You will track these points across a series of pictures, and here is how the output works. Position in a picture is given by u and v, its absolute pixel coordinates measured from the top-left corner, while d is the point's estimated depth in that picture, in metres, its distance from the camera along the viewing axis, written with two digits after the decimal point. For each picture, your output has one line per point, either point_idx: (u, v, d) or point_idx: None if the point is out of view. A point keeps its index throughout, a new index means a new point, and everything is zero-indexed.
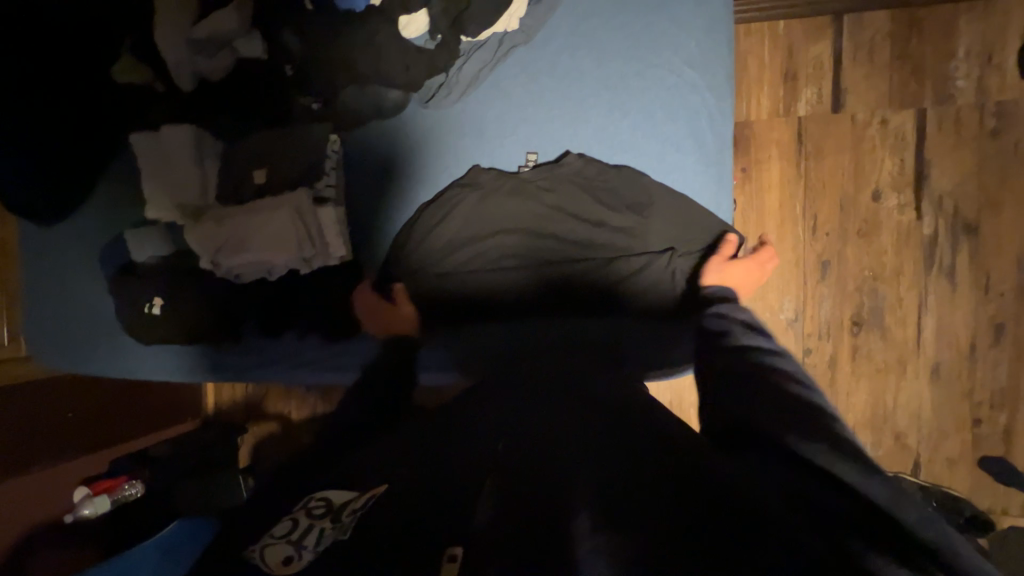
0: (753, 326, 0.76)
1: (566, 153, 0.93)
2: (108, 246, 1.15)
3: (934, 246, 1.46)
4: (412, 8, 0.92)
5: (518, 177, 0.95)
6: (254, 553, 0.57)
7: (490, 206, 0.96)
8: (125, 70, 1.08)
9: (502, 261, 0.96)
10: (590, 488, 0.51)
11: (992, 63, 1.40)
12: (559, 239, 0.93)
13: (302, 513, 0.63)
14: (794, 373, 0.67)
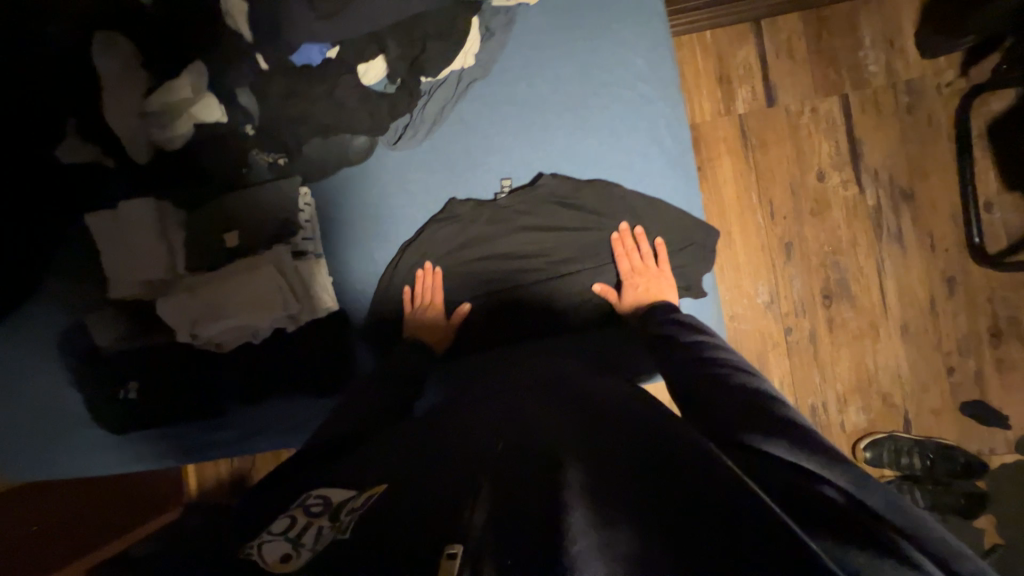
0: (693, 332, 0.78)
1: (539, 175, 0.96)
2: (65, 338, 1.07)
3: (879, 215, 1.57)
4: (369, 56, 0.93)
5: (495, 204, 0.96)
6: (252, 551, 0.55)
7: (473, 235, 0.97)
8: (70, 150, 1.03)
9: (492, 288, 0.97)
10: (580, 482, 0.49)
11: (894, 48, 1.57)
12: (544, 259, 0.94)
13: (299, 512, 0.60)
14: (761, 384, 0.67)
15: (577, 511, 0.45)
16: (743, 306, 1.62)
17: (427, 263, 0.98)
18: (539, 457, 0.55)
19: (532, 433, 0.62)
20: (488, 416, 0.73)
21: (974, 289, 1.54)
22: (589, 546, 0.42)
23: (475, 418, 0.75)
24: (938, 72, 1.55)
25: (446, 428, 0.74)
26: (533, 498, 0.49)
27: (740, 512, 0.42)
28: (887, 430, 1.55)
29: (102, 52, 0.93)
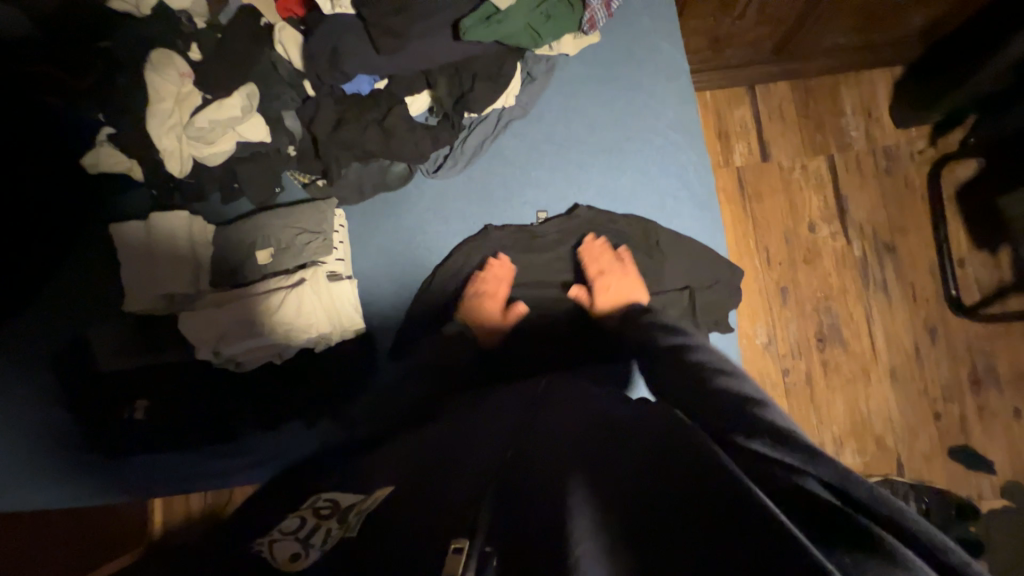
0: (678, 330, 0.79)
1: (575, 207, 1.00)
2: (65, 353, 1.01)
3: (866, 265, 1.69)
4: (416, 89, 0.99)
5: (532, 232, 1.00)
6: (262, 547, 0.64)
7: (508, 263, 0.99)
8: (100, 159, 1.00)
9: (524, 314, 0.99)
10: (589, 488, 0.49)
11: (872, 117, 1.75)
12: (575, 288, 0.99)
13: (309, 513, 0.72)
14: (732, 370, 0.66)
15: (581, 513, 0.45)
16: (742, 347, 1.68)
17: (495, 253, 1.00)
18: (552, 462, 0.55)
19: (540, 442, 0.62)
20: (492, 429, 0.73)
21: (953, 338, 1.64)
22: (594, 548, 0.42)
23: (479, 430, 0.74)
24: (911, 141, 1.72)
25: (449, 444, 0.73)
26: (538, 508, 0.49)
27: (731, 500, 0.42)
28: (882, 473, 1.59)
29: (156, 69, 0.94)
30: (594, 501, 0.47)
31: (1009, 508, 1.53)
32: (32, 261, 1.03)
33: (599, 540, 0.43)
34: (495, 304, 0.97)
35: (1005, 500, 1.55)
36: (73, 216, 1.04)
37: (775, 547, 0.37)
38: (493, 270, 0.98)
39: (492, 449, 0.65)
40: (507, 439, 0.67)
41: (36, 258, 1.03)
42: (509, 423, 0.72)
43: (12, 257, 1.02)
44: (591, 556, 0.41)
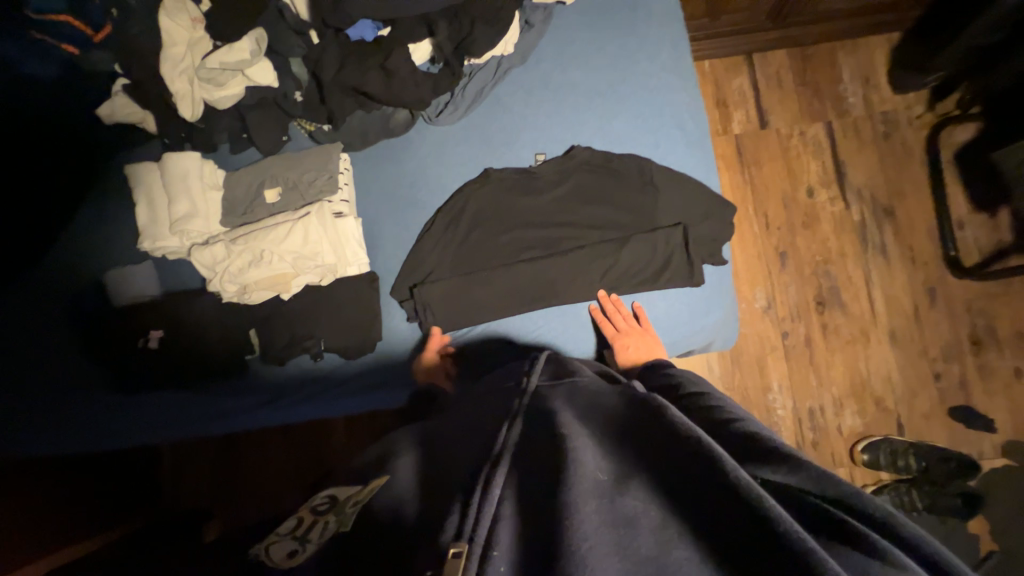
0: (690, 381, 0.77)
1: (571, 148, 1.04)
2: (83, 295, 1.05)
3: (864, 229, 1.70)
4: (417, 37, 1.03)
5: (531, 175, 1.03)
6: (259, 551, 0.63)
7: (507, 205, 1.03)
8: (116, 108, 1.04)
9: (521, 253, 1.02)
10: (598, 476, 0.53)
11: (870, 83, 1.76)
12: (575, 228, 1.01)
13: (306, 512, 0.71)
14: (734, 409, 0.67)
15: (587, 509, 0.49)
16: (741, 311, 1.69)
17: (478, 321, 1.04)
18: (550, 448, 0.58)
19: (542, 421, 0.65)
20: (488, 410, 0.75)
21: (953, 299, 1.65)
22: (601, 545, 0.46)
23: (477, 416, 0.76)
24: (909, 107, 1.74)
25: (454, 429, 0.76)
26: (543, 500, 0.53)
27: (740, 506, 0.45)
28: (883, 434, 1.59)
29: (170, 14, 0.98)
30: (597, 495, 0.51)
31: (1010, 467, 1.53)
32: (52, 206, 1.08)
33: (604, 536, 0.47)
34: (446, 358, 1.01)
35: (1007, 459, 1.55)
36: (89, 165, 1.09)
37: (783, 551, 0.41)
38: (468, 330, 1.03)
39: (491, 431, 0.67)
40: (504, 416, 0.69)
41: (56, 204, 1.08)
42: (506, 403, 0.74)
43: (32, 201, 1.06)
44: (597, 553, 0.45)
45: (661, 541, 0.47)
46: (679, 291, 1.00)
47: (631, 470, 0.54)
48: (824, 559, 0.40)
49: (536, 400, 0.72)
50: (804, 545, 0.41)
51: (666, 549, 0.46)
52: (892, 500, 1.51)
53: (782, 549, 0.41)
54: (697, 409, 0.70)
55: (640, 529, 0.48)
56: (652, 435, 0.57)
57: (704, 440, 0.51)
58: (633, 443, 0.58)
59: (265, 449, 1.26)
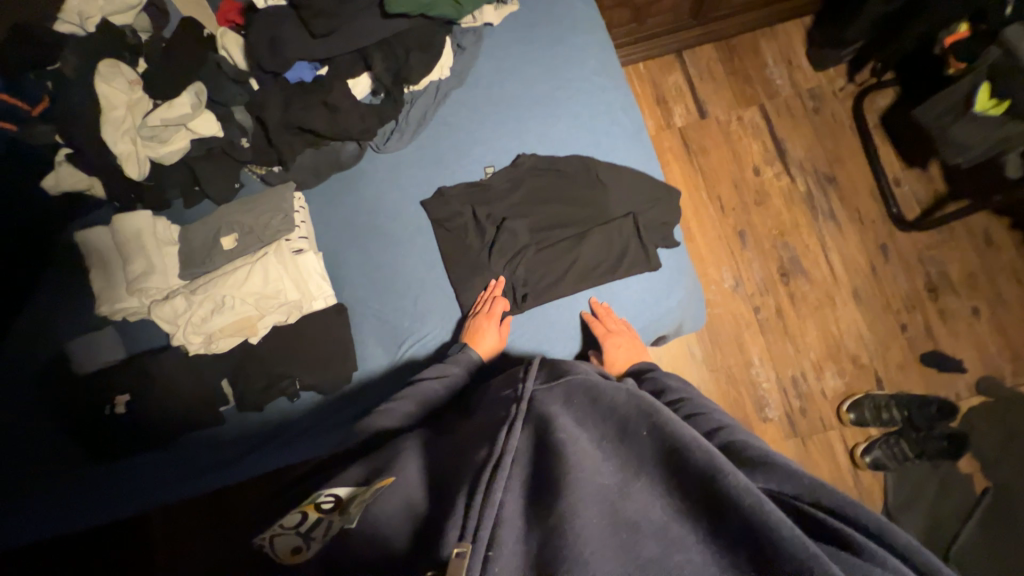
0: (677, 389, 0.81)
1: (519, 156, 1.08)
2: (44, 371, 1.02)
3: (812, 199, 1.79)
4: (356, 73, 1.06)
5: (483, 187, 1.06)
6: (264, 541, 0.65)
7: (465, 219, 1.05)
8: (62, 178, 1.04)
9: (489, 261, 1.04)
10: (601, 483, 0.53)
11: (793, 65, 1.88)
12: (534, 229, 1.05)
13: (311, 506, 0.64)
14: (725, 421, 0.73)
15: (587, 515, 0.50)
16: (711, 293, 1.74)
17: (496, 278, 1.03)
18: (550, 453, 0.56)
19: (538, 422, 0.61)
20: (488, 414, 0.69)
21: (904, 252, 1.74)
22: (602, 550, 0.48)
23: (475, 420, 0.71)
24: (832, 81, 1.86)
25: (451, 440, 0.69)
26: (545, 505, 0.52)
27: (749, 513, 0.46)
28: (864, 390, 1.63)
29: (106, 80, 0.99)
30: (599, 500, 0.52)
31: (986, 403, 1.59)
32: None
33: (607, 542, 0.49)
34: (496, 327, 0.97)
35: (982, 396, 1.61)
36: (28, 237, 1.05)
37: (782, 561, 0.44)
38: (492, 290, 1.01)
39: (484, 438, 0.62)
40: (497, 422, 0.64)
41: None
42: (500, 412, 0.67)
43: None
44: (597, 554, 0.48)
45: (663, 546, 0.49)
46: (640, 276, 1.03)
47: (634, 474, 0.55)
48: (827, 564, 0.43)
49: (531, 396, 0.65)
50: (806, 550, 0.44)
51: (669, 552, 0.49)
52: (885, 454, 1.54)
53: (787, 556, 0.44)
54: (692, 419, 0.74)
55: (641, 533, 0.50)
56: (653, 436, 0.56)
57: (710, 448, 0.52)
58: (635, 446, 0.57)
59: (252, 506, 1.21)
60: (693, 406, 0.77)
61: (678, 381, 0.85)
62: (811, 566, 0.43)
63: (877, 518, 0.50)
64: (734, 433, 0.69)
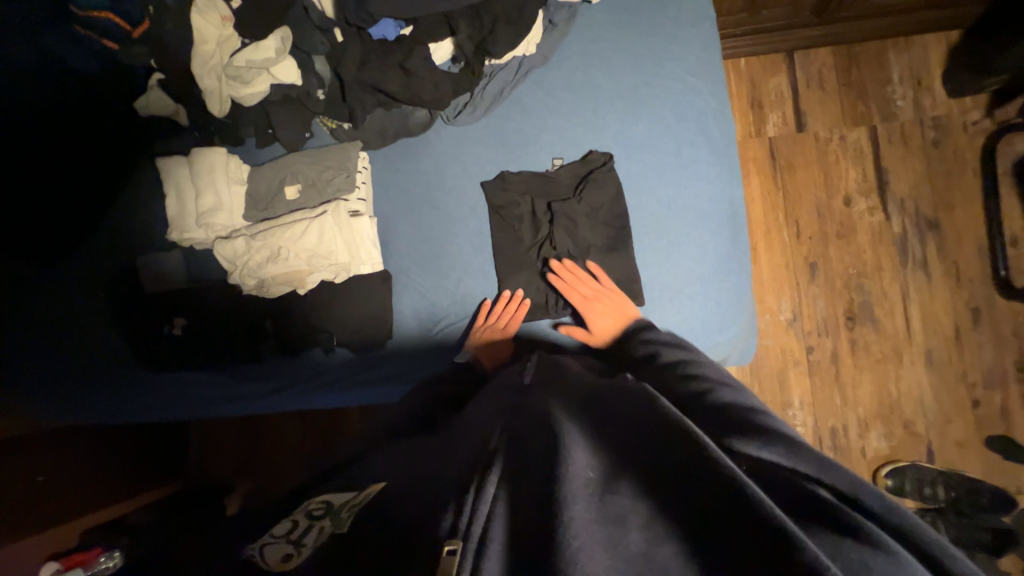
0: (675, 343, 0.84)
1: (590, 152, 1.03)
2: (116, 278, 1.11)
3: (905, 242, 1.59)
4: (439, 36, 1.02)
5: (547, 179, 1.03)
6: (254, 551, 0.59)
7: (524, 209, 1.03)
8: (152, 102, 1.08)
9: (537, 257, 1.03)
10: (587, 474, 0.48)
11: (922, 86, 1.63)
12: (589, 235, 1.02)
13: (301, 516, 0.66)
14: (714, 375, 0.74)
15: (576, 506, 0.44)
16: (764, 323, 1.61)
17: (511, 290, 1.01)
18: (539, 438, 0.55)
19: (533, 415, 0.60)
20: (484, 412, 0.70)
21: (999, 321, 1.54)
22: (589, 542, 0.42)
23: (472, 417, 0.72)
24: (965, 112, 1.61)
25: (439, 446, 0.71)
26: (536, 498, 0.48)
27: (723, 495, 0.42)
28: (909, 460, 1.50)
29: (201, 12, 1.01)
30: (587, 493, 0.46)
31: None
32: (77, 195, 1.11)
33: (596, 533, 0.43)
34: (504, 338, 0.99)
35: None
36: (115, 155, 1.12)
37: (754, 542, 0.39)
38: (510, 303, 1.00)
39: (483, 434, 0.62)
40: (496, 418, 0.64)
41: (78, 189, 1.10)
42: (500, 405, 0.68)
43: (56, 188, 1.09)
44: (586, 550, 0.41)
45: (649, 540, 0.43)
46: (690, 299, 0.98)
47: (622, 468, 0.49)
48: (803, 541, 0.38)
49: (528, 395, 0.67)
50: (782, 534, 0.38)
51: (655, 547, 0.43)
52: None
53: (762, 541, 0.39)
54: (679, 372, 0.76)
55: (629, 527, 0.44)
56: (639, 423, 0.54)
57: (687, 426, 0.49)
58: (619, 430, 0.55)
59: (276, 435, 1.31)
60: (683, 359, 0.79)
61: (672, 335, 0.88)
62: (793, 547, 0.38)
63: (876, 496, 0.46)
64: (717, 387, 0.70)
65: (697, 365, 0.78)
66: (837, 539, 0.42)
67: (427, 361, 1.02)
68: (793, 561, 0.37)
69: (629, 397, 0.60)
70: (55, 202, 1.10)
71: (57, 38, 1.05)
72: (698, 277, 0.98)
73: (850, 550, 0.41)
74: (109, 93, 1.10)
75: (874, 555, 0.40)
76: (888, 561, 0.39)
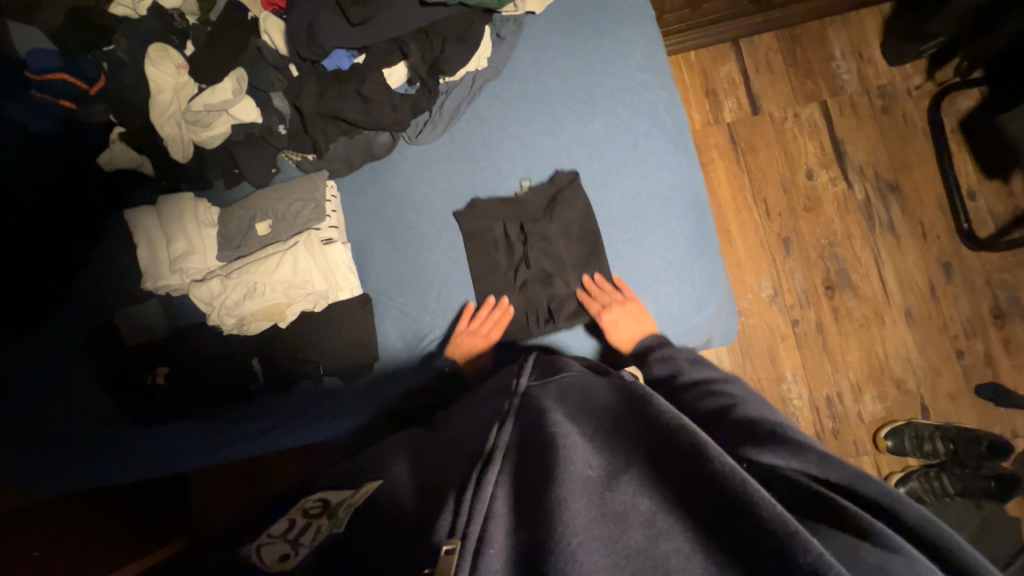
0: (697, 366, 0.81)
1: (556, 172, 1.05)
2: (94, 334, 1.10)
3: (870, 207, 1.64)
4: (392, 61, 1.05)
5: (518, 202, 1.05)
6: (253, 553, 0.61)
7: (497, 233, 1.04)
8: (116, 156, 1.08)
9: (514, 276, 1.04)
10: (587, 475, 0.49)
11: (863, 58, 1.71)
12: (568, 255, 1.03)
13: (298, 514, 0.65)
14: (742, 395, 0.70)
15: (575, 507, 0.45)
16: (748, 301, 1.63)
17: (496, 296, 1.03)
18: (539, 443, 0.55)
19: (532, 418, 0.60)
20: (481, 414, 0.69)
21: (969, 272, 1.59)
22: (588, 541, 0.43)
23: (472, 419, 0.70)
24: (907, 78, 1.68)
25: (442, 441, 0.70)
26: (536, 495, 0.48)
27: (723, 491, 0.42)
28: (906, 418, 1.52)
29: (155, 64, 1.03)
30: (587, 493, 0.47)
31: None
32: (44, 257, 1.09)
33: (594, 532, 0.44)
34: (483, 343, 0.99)
35: None
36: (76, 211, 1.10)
37: (753, 532, 0.40)
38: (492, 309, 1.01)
39: (482, 432, 0.62)
40: (494, 418, 0.64)
41: (44, 250, 1.09)
42: (497, 405, 0.68)
43: (26, 253, 1.09)
44: (585, 549, 0.42)
45: (650, 536, 0.44)
46: (667, 285, 1.00)
47: (623, 467, 0.50)
48: (808, 539, 0.38)
49: (527, 397, 0.67)
50: (784, 526, 0.38)
51: (655, 543, 0.43)
52: (921, 486, 1.46)
53: (764, 534, 0.39)
54: (705, 395, 0.72)
55: (629, 524, 0.45)
56: (640, 425, 0.55)
57: (687, 427, 0.49)
58: (620, 434, 0.55)
59: (274, 473, 1.28)
60: (711, 383, 0.75)
61: (694, 359, 0.84)
62: (793, 545, 0.38)
63: (883, 488, 0.47)
64: (747, 406, 0.66)
65: (724, 386, 0.74)
66: (854, 542, 0.43)
67: (415, 377, 1.02)
68: (797, 556, 0.37)
69: (632, 399, 0.60)
70: (26, 266, 1.09)
71: (13, 105, 1.06)
72: (673, 263, 1.00)
73: (869, 555, 0.41)
74: (67, 152, 1.09)
75: (892, 559, 0.41)
76: (903, 562, 0.40)
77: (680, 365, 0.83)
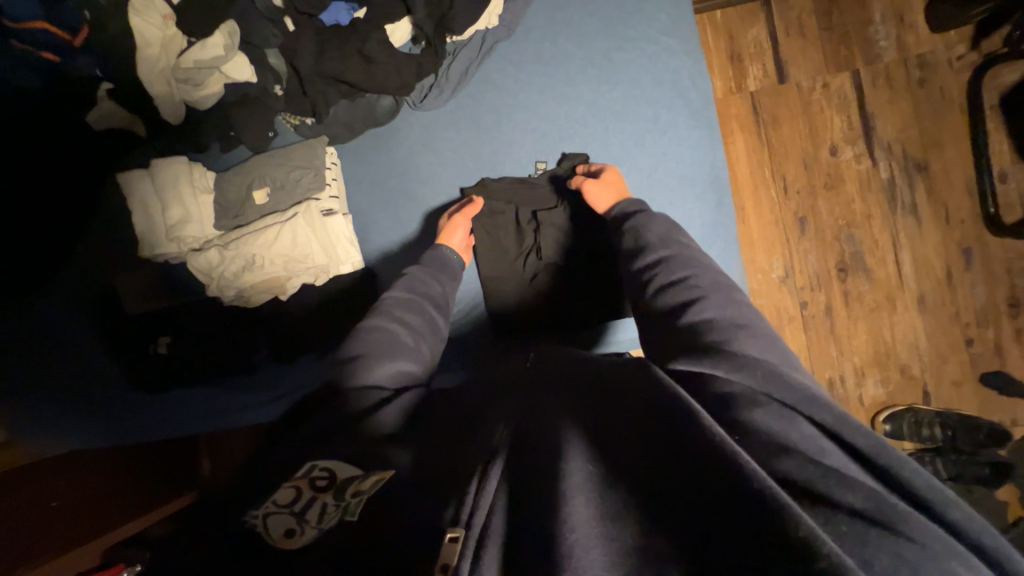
0: (662, 247, 0.76)
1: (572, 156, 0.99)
2: (96, 301, 1.09)
3: (894, 188, 1.57)
4: (395, 17, 0.97)
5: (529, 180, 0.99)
6: (258, 521, 0.59)
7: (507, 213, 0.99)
8: (104, 115, 1.02)
9: (525, 267, 0.99)
10: (589, 464, 0.44)
11: (904, 23, 1.58)
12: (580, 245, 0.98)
13: (304, 483, 0.62)
14: (703, 288, 0.67)
15: (574, 500, 0.41)
16: (757, 282, 1.60)
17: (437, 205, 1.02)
18: (539, 426, 0.51)
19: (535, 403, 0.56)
20: (493, 396, 0.65)
21: (990, 259, 1.54)
22: (587, 538, 0.38)
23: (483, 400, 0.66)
24: (950, 47, 1.56)
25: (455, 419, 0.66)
26: (534, 487, 0.45)
27: (731, 482, 0.37)
28: (907, 403, 1.52)
29: (139, 13, 0.95)
30: (589, 486, 0.42)
31: None
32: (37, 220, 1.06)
33: (593, 530, 0.39)
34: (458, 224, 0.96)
35: None
36: (68, 173, 1.07)
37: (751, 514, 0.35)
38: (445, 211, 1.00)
39: (490, 420, 0.59)
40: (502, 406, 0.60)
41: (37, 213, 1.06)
42: (503, 388, 0.66)
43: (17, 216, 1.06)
44: (582, 546, 0.37)
45: (648, 530, 0.39)
46: None
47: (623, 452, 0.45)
48: (803, 520, 0.34)
49: (535, 377, 0.62)
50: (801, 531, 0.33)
51: (654, 538, 0.38)
52: None
53: (776, 533, 0.34)
54: (667, 286, 0.70)
55: (631, 519, 0.40)
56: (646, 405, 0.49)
57: (697, 412, 0.44)
58: (619, 408, 0.50)
59: None
60: (671, 266, 0.72)
61: (668, 228, 0.78)
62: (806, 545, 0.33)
63: (872, 439, 0.44)
64: (708, 304, 0.65)
65: (685, 271, 0.71)
66: (827, 505, 0.38)
67: None
68: (796, 546, 0.33)
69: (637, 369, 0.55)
70: None
71: None
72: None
73: (846, 521, 0.37)
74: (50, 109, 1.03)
75: (878, 530, 0.37)
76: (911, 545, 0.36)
77: (647, 238, 0.78)
